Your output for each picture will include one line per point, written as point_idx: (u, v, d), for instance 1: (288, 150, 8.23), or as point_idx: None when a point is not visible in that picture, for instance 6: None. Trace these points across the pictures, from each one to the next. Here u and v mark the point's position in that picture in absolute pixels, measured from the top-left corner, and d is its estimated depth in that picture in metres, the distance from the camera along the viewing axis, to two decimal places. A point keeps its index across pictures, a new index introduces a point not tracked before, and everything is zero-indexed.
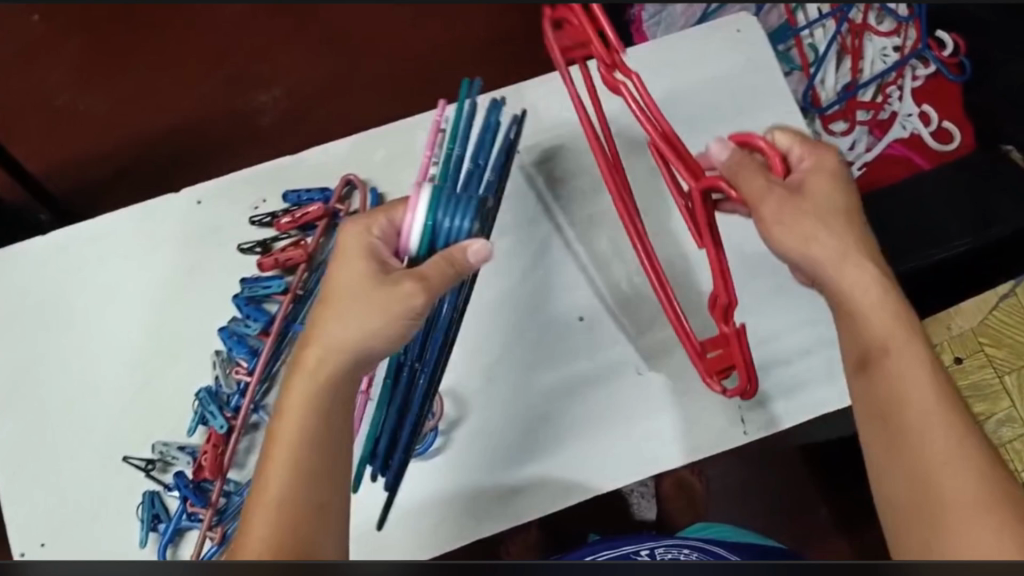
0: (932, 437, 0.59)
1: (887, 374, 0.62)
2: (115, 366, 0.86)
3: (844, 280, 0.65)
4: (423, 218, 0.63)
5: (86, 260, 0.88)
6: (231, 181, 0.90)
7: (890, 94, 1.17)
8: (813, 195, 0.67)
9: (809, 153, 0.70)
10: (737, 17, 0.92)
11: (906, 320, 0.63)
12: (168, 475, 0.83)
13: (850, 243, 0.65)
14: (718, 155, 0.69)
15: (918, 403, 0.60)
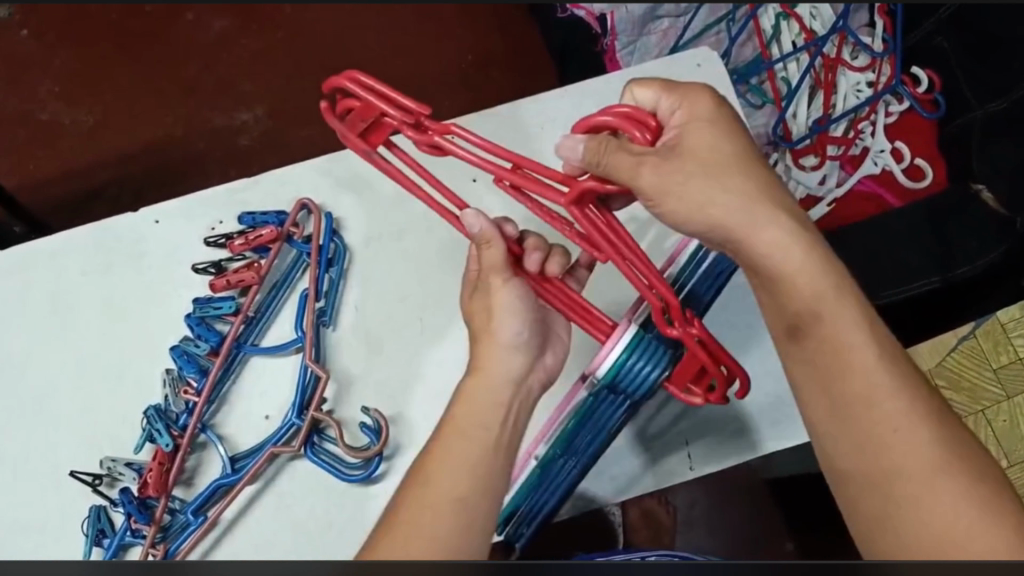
0: (883, 401, 0.61)
1: (820, 338, 0.64)
2: (66, 382, 0.86)
3: (767, 239, 0.65)
4: (616, 357, 0.71)
5: (43, 277, 0.89)
6: (188, 202, 0.91)
7: (863, 129, 1.16)
8: (694, 149, 0.67)
9: (680, 103, 0.70)
10: (696, 51, 0.92)
11: (835, 281, 0.65)
12: (115, 490, 0.83)
13: (761, 203, 0.66)
14: (573, 152, 0.66)
15: (861, 371, 0.62)
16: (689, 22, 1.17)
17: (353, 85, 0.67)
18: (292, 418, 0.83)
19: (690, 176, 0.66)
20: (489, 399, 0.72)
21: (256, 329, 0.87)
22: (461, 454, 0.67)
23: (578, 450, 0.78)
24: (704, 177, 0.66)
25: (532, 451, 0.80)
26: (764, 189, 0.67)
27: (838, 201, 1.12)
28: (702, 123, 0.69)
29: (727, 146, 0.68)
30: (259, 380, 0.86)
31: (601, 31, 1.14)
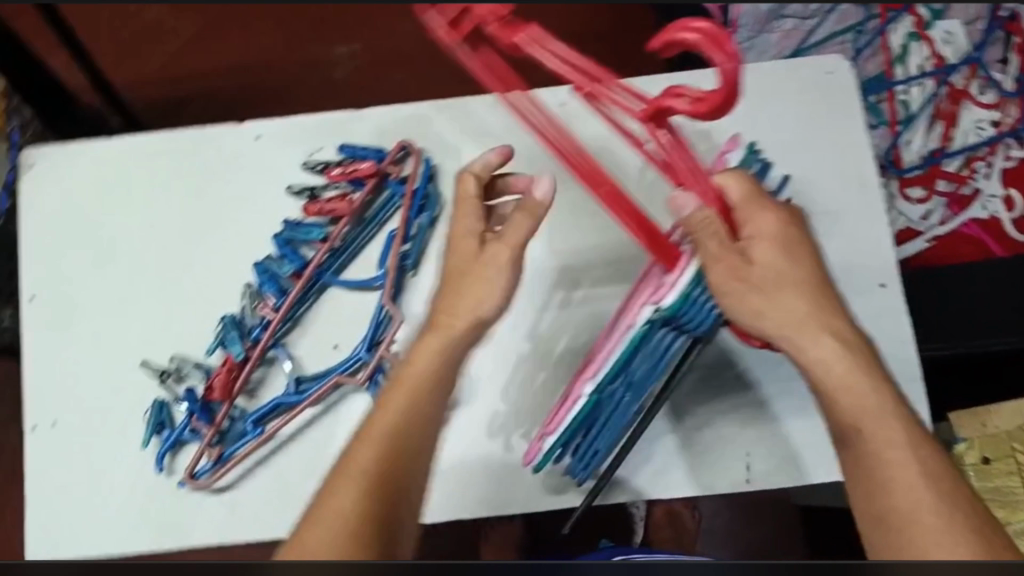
0: (920, 515, 0.62)
1: (857, 453, 0.69)
2: (147, 279, 0.89)
3: (817, 355, 0.72)
4: (682, 290, 0.74)
5: (138, 172, 0.90)
6: (290, 123, 0.91)
7: (977, 169, 1.10)
8: (761, 267, 0.72)
9: (754, 210, 0.75)
10: (830, 58, 0.88)
11: (879, 398, 0.70)
12: (180, 387, 0.86)
13: (815, 324, 0.72)
14: (681, 207, 0.74)
15: (900, 480, 0.65)
16: (814, 27, 1.14)
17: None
18: (362, 352, 0.84)
19: (752, 288, 0.71)
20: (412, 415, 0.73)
21: (339, 260, 0.86)
22: (392, 415, 0.72)
23: (631, 384, 0.79)
24: (760, 293, 0.72)
25: (580, 390, 0.81)
26: (819, 309, 0.73)
27: (940, 240, 1.07)
28: (767, 242, 0.73)
29: (788, 267, 0.73)
30: (332, 308, 0.86)
31: (722, 20, 1.12)
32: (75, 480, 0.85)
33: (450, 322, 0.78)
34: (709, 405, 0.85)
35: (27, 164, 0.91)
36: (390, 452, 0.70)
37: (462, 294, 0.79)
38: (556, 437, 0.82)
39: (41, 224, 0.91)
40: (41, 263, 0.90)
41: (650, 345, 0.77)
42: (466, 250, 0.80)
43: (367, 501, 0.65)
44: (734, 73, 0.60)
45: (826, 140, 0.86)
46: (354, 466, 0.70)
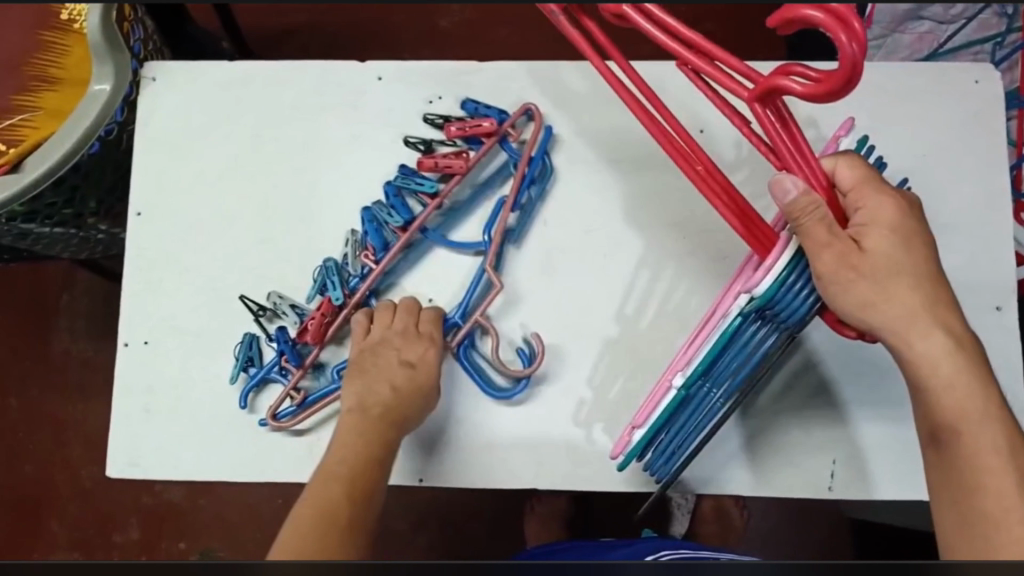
0: (1008, 526, 0.59)
1: (951, 452, 0.63)
2: (255, 204, 0.89)
3: (925, 349, 0.63)
4: (778, 278, 0.62)
5: (259, 97, 0.91)
6: (415, 67, 0.90)
7: None
8: (873, 257, 0.63)
9: (867, 201, 0.65)
10: (976, 66, 0.85)
11: (983, 398, 0.63)
12: (273, 326, 0.86)
13: (925, 314, 0.63)
14: (784, 193, 0.60)
15: (993, 488, 0.60)
16: (953, 33, 1.10)
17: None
18: (459, 318, 0.84)
19: (862, 277, 0.61)
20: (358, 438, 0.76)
21: (447, 220, 0.87)
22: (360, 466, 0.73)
23: (715, 376, 0.70)
24: (874, 282, 0.62)
25: (670, 381, 0.72)
26: (932, 303, 0.64)
27: None
28: (883, 230, 0.64)
29: (904, 259, 0.64)
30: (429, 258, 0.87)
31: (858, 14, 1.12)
32: (158, 399, 0.86)
33: (375, 411, 0.77)
34: (797, 403, 0.82)
35: (146, 78, 0.91)
36: (352, 481, 0.72)
37: (381, 387, 0.78)
38: (643, 431, 0.75)
39: (151, 140, 0.91)
40: (145, 180, 0.90)
41: (737, 345, 0.68)
42: (422, 379, 0.79)
43: (336, 530, 0.67)
44: (859, 53, 0.49)
45: (958, 153, 0.83)
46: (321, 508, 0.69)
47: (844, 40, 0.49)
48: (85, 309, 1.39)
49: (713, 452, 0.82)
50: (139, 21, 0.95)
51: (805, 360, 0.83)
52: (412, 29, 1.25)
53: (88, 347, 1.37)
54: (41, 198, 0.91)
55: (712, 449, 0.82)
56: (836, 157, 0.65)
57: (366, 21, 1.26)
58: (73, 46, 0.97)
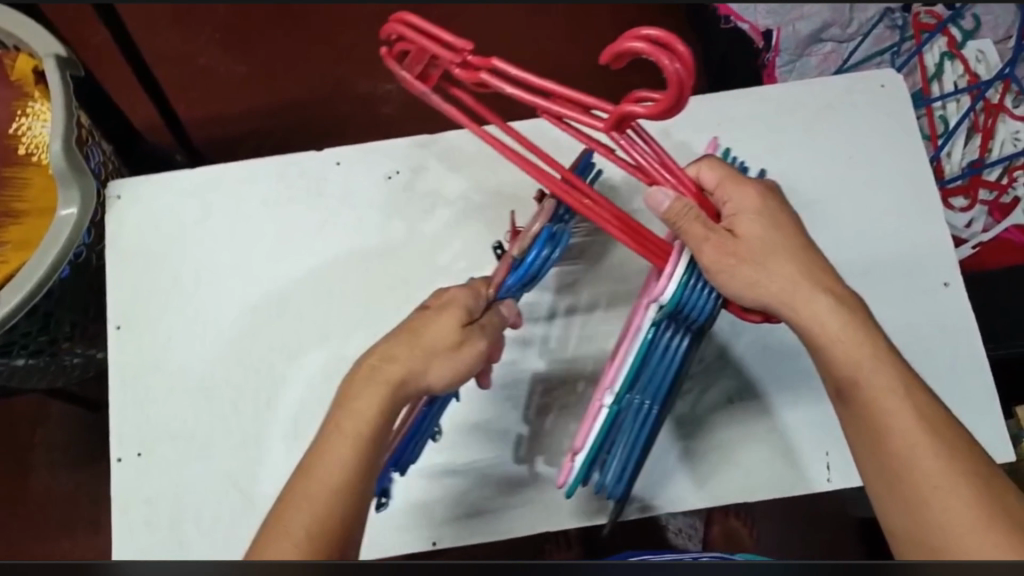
0: (921, 463, 0.64)
1: (858, 405, 0.67)
2: (233, 300, 0.92)
3: (813, 311, 0.68)
4: (678, 281, 0.65)
5: (224, 198, 0.94)
6: (370, 149, 0.95)
7: (1017, 178, 1.14)
8: (748, 241, 0.68)
9: (731, 192, 0.71)
10: (880, 72, 0.93)
11: (874, 346, 0.68)
12: None
13: (805, 281, 0.68)
14: (659, 202, 0.66)
15: (899, 428, 0.65)
16: (853, 49, 1.21)
17: (406, 29, 0.61)
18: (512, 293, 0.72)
19: (743, 261, 0.66)
20: (372, 402, 0.69)
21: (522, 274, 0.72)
22: (355, 429, 0.68)
23: (653, 390, 0.70)
24: (757, 264, 0.67)
25: (600, 401, 0.72)
26: (809, 271, 0.69)
27: (984, 246, 1.11)
28: (750, 216, 0.70)
29: (775, 237, 0.70)
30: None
31: (764, 47, 1.19)
32: (157, 508, 0.86)
33: (383, 367, 0.70)
34: (765, 400, 0.87)
35: (111, 197, 0.94)
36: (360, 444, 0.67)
37: (409, 349, 0.70)
38: (585, 453, 0.74)
39: (123, 254, 0.93)
40: (120, 294, 0.92)
41: (658, 351, 0.69)
42: (441, 329, 0.70)
43: (336, 507, 0.65)
44: (683, 71, 0.53)
45: (880, 152, 0.90)
46: (313, 483, 0.67)
47: (669, 67, 0.52)
48: (61, 441, 1.35)
49: (682, 461, 0.85)
50: (96, 144, 0.98)
51: (763, 359, 0.88)
52: (357, 118, 1.31)
53: (68, 479, 1.33)
54: (16, 327, 0.92)
55: (705, 457, 0.85)
56: (695, 165, 0.72)
57: (313, 117, 1.32)
58: (31, 177, 0.99)
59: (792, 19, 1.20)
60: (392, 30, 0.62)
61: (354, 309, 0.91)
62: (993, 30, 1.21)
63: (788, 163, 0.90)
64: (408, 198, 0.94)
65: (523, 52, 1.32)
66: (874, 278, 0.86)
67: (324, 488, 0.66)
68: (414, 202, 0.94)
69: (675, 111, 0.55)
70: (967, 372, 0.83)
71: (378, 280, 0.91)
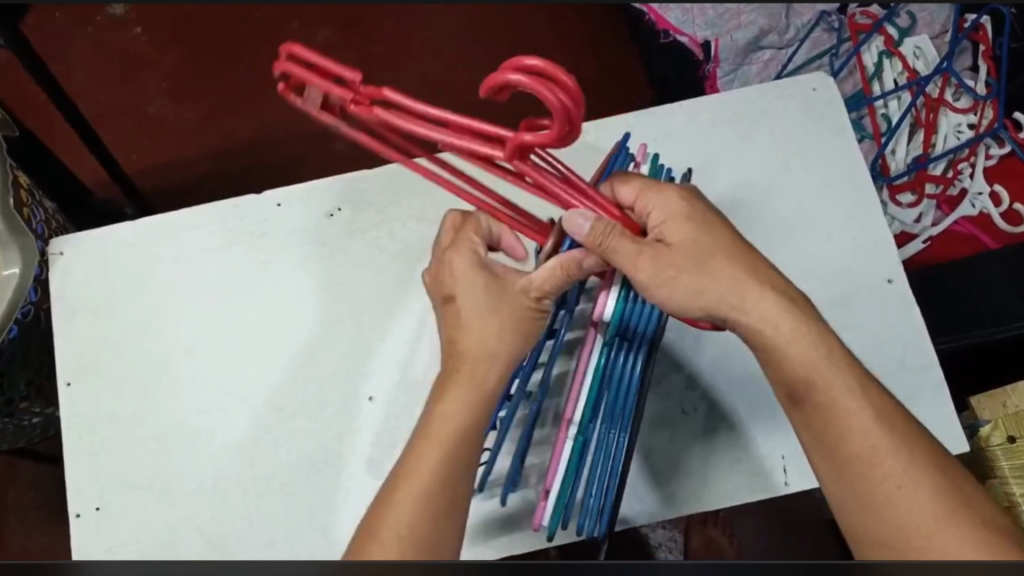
0: (886, 461, 0.64)
1: (815, 407, 0.67)
2: (182, 345, 0.91)
3: (758, 309, 0.68)
4: None
5: (168, 245, 0.94)
6: (311, 186, 0.95)
7: (961, 170, 1.15)
8: (678, 248, 0.68)
9: (656, 200, 0.70)
10: (812, 75, 0.94)
11: (826, 347, 0.68)
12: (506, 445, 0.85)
13: (751, 281, 0.68)
14: (577, 227, 0.64)
15: (855, 430, 0.65)
16: (792, 54, 1.23)
17: (288, 67, 0.59)
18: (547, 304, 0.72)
19: (682, 270, 0.67)
20: (465, 393, 0.69)
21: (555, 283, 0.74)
22: (460, 395, 0.69)
23: (612, 416, 0.74)
24: (696, 271, 0.67)
25: (567, 432, 0.74)
26: (752, 268, 0.69)
27: (934, 239, 1.12)
28: (681, 220, 0.69)
29: (707, 239, 0.69)
30: (352, 366, 0.89)
31: (704, 58, 1.21)
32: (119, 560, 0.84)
33: (461, 361, 0.70)
34: (718, 406, 0.87)
35: (55, 253, 0.94)
36: (455, 436, 0.67)
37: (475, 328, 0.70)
38: (556, 493, 0.74)
39: (70, 310, 0.93)
40: (70, 348, 0.91)
41: (612, 374, 0.74)
42: (473, 298, 0.71)
43: (431, 505, 0.64)
44: (569, 102, 0.53)
45: (818, 154, 0.91)
46: (410, 471, 0.66)
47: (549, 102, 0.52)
48: (34, 501, 1.33)
49: (643, 472, 0.85)
50: (38, 203, 0.99)
51: (710, 365, 0.88)
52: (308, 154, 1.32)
53: (42, 536, 1.31)
54: None
55: (670, 470, 0.85)
56: (612, 185, 0.71)
57: (266, 157, 1.33)
58: None
59: (730, 29, 1.21)
60: (280, 68, 0.60)
61: (304, 348, 0.90)
62: (929, 25, 1.23)
63: (726, 172, 0.91)
64: (354, 232, 0.94)
65: (470, 77, 1.33)
66: (820, 280, 0.86)
67: (422, 474, 0.65)
68: (359, 237, 0.94)
69: (566, 138, 0.56)
70: (918, 366, 0.83)
71: (326, 317, 0.91)
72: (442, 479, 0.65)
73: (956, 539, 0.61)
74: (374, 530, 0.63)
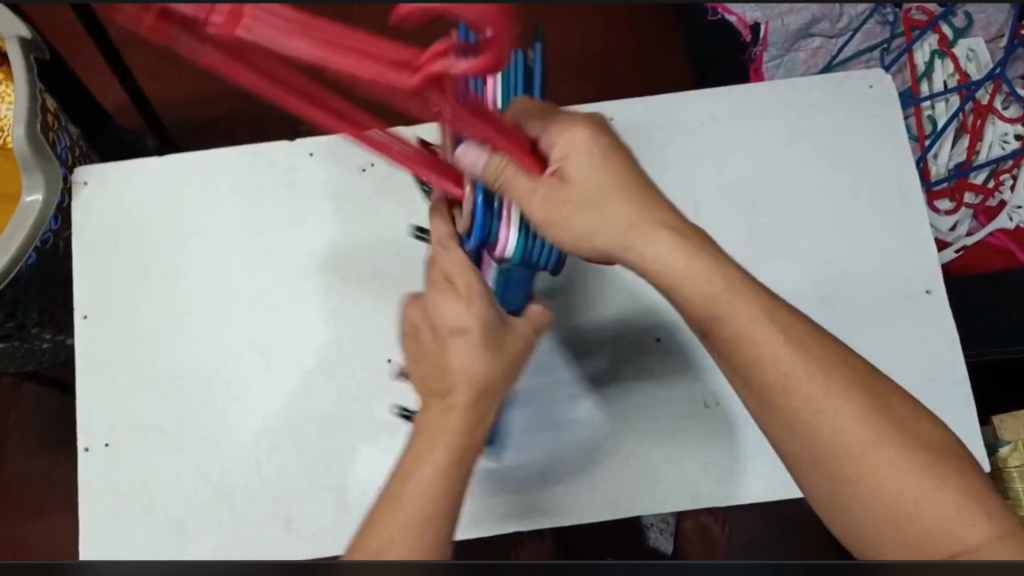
0: (805, 392, 0.61)
1: (728, 335, 0.63)
2: (199, 288, 0.90)
3: (651, 252, 0.62)
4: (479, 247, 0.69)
5: (194, 188, 0.92)
6: (344, 139, 0.93)
7: (1003, 181, 1.13)
8: (577, 186, 0.61)
9: (557, 131, 0.60)
10: (870, 71, 0.91)
11: (718, 267, 0.63)
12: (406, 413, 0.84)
13: (646, 219, 0.62)
14: (472, 164, 0.53)
15: (768, 358, 0.62)
16: (842, 46, 1.20)
17: None
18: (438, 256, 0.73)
19: (575, 211, 0.60)
20: (456, 421, 0.65)
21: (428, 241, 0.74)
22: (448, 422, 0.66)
23: None
24: (589, 213, 0.61)
25: None
26: (642, 206, 0.63)
27: (967, 250, 1.11)
28: (579, 159, 0.61)
29: (606, 177, 0.62)
30: (373, 325, 0.88)
31: (752, 40, 1.17)
32: (125, 500, 0.84)
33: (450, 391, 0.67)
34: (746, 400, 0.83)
35: (78, 183, 0.92)
36: (445, 471, 0.64)
37: (469, 364, 0.66)
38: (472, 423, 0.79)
39: (91, 244, 0.91)
40: (88, 283, 0.90)
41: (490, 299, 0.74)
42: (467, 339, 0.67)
43: (429, 517, 0.62)
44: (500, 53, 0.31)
45: (867, 153, 0.89)
46: (405, 491, 0.63)
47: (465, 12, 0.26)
48: (35, 426, 1.32)
49: (664, 459, 0.82)
50: (63, 129, 0.96)
51: None
52: None
53: (41, 462, 1.31)
54: None
55: (595, 450, 0.83)
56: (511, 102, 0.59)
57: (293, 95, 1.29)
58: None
59: (781, 12, 1.17)
60: None
61: (325, 304, 0.89)
62: (986, 28, 1.19)
63: (772, 163, 0.89)
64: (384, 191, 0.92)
65: None
66: (855, 281, 0.85)
67: (415, 495, 0.63)
68: (390, 196, 0.91)
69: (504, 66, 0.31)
70: (948, 379, 0.82)
71: (351, 275, 0.90)
72: (434, 504, 0.63)
73: (885, 460, 0.60)
74: (368, 536, 0.62)
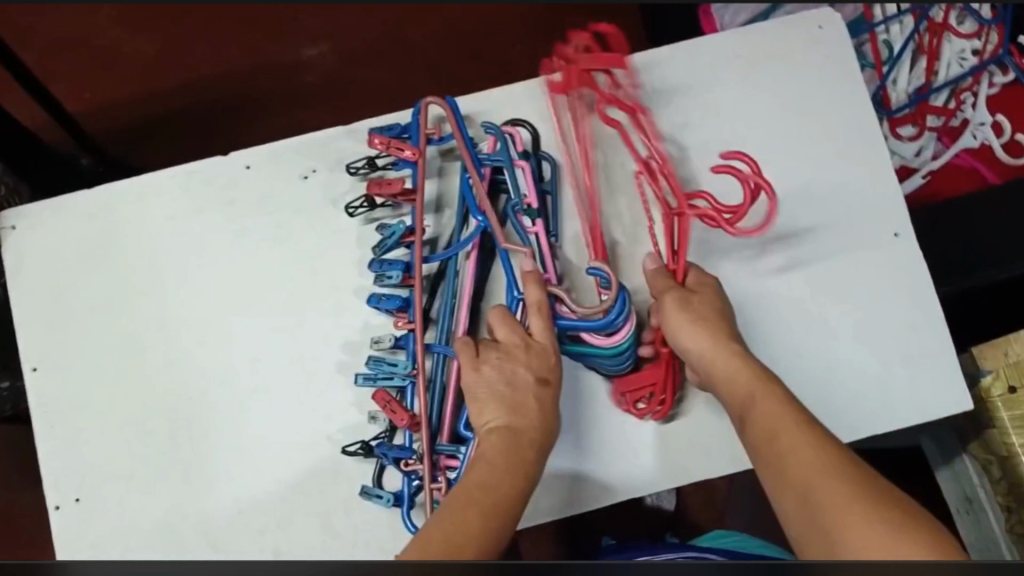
0: (804, 454, 0.64)
1: (756, 421, 0.69)
2: (150, 323, 0.86)
3: (719, 362, 0.73)
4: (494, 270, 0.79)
5: (129, 217, 0.87)
6: (281, 148, 0.88)
7: (964, 100, 1.10)
8: (702, 298, 0.76)
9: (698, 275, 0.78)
10: (819, 12, 0.87)
11: (764, 380, 0.71)
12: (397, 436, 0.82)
13: (723, 337, 0.74)
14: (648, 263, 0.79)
15: (780, 430, 0.67)
16: None
17: None
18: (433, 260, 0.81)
19: (698, 318, 0.74)
20: (510, 459, 0.69)
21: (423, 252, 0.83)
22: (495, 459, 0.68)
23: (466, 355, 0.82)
24: (700, 318, 0.74)
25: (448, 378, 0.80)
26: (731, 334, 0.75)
27: (934, 174, 1.08)
28: (709, 291, 0.77)
29: (720, 307, 0.76)
30: (336, 340, 0.85)
31: None
32: (105, 549, 0.81)
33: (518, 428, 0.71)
34: None
35: (5, 228, 0.87)
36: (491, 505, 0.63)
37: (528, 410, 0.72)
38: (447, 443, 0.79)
39: (29, 290, 0.86)
40: (32, 333, 0.86)
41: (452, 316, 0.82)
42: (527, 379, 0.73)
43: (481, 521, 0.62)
44: None
45: (825, 99, 0.85)
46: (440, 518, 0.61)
47: None
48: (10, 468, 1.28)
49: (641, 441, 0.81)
50: None
51: None
52: None
53: (27, 499, 1.27)
54: None
55: (582, 440, 0.81)
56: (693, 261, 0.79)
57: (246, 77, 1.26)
58: None
59: None
60: None
61: (285, 323, 0.85)
62: None
63: (728, 120, 0.85)
64: (330, 198, 0.87)
65: None
66: (825, 233, 0.83)
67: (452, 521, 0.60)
68: (336, 203, 0.87)
69: None
70: (927, 323, 0.81)
71: (306, 290, 0.86)
72: (485, 518, 0.62)
73: (864, 516, 0.57)
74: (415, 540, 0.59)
